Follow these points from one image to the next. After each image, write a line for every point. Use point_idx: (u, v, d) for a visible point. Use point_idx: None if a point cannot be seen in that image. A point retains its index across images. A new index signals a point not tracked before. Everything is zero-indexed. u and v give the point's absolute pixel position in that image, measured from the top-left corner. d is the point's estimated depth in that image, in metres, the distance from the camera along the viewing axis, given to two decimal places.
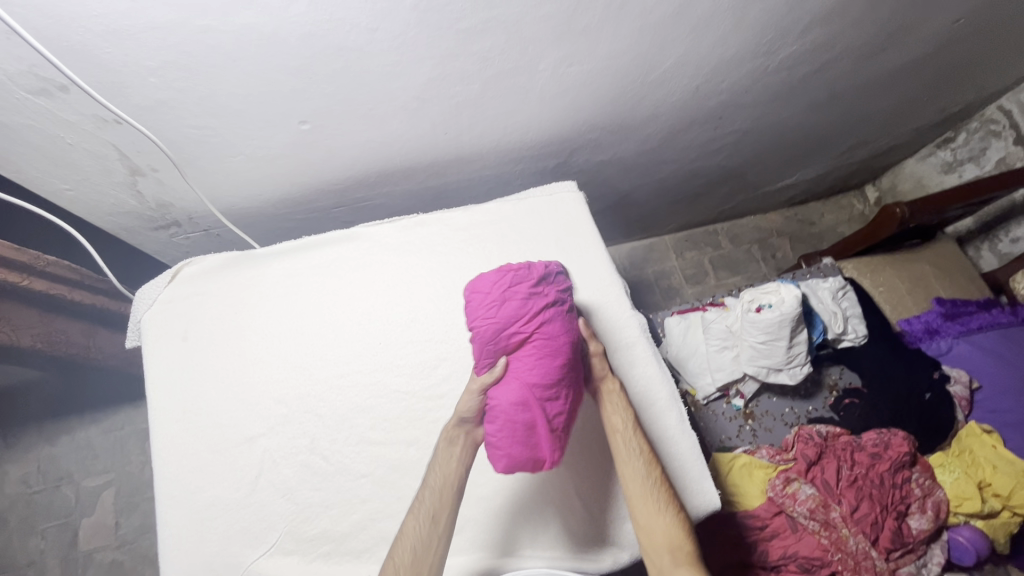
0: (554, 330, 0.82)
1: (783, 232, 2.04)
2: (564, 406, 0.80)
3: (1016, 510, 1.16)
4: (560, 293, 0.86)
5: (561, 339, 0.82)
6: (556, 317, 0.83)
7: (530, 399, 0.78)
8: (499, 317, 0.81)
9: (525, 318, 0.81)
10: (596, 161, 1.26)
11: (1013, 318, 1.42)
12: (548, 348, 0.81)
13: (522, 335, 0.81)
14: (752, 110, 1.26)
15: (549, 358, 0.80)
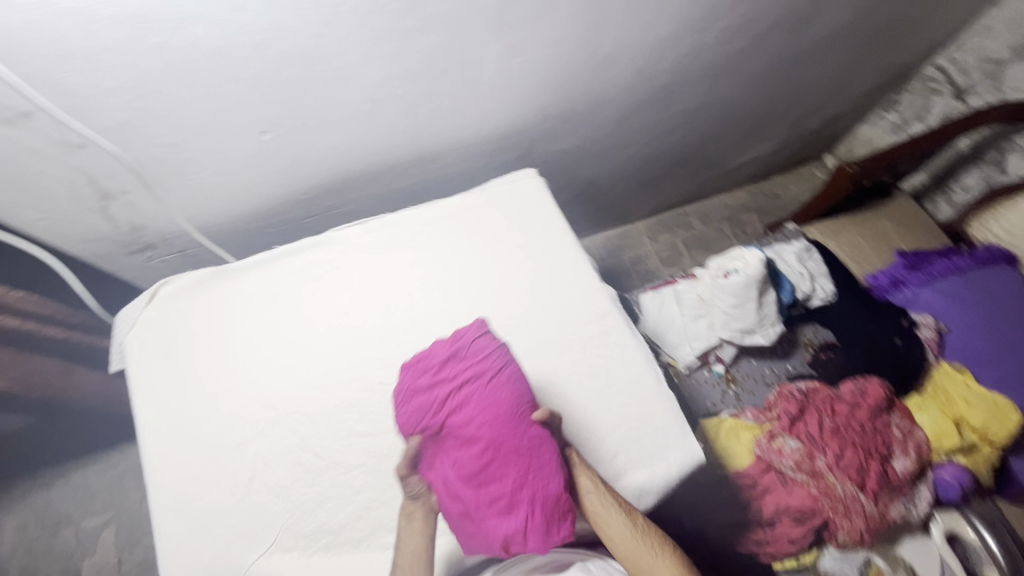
0: (463, 410, 0.85)
1: (751, 208, 2.10)
2: (503, 488, 0.81)
3: (992, 443, 1.22)
4: (463, 368, 0.89)
5: (475, 415, 0.84)
6: (466, 392, 0.86)
7: (461, 491, 0.81)
8: (414, 415, 0.87)
9: (438, 409, 0.86)
10: (558, 150, 1.31)
11: (972, 261, 1.47)
12: (464, 432, 0.84)
13: (438, 427, 0.85)
14: (697, 88, 1.32)
15: (465, 442, 0.83)
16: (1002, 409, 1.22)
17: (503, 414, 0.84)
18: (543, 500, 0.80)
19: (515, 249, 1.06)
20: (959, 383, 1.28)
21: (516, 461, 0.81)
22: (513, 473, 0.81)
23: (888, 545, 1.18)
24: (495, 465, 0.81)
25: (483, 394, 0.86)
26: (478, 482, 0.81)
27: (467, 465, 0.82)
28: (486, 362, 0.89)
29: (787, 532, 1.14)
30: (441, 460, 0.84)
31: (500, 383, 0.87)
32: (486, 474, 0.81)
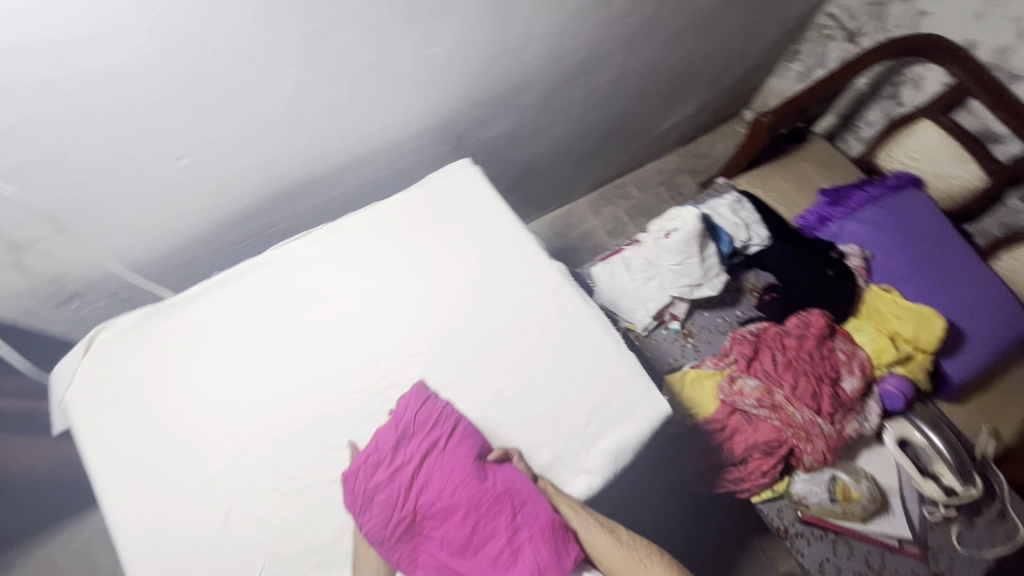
0: (432, 487, 0.86)
1: (684, 170, 2.18)
2: (500, 541, 0.83)
3: (924, 351, 1.32)
4: (418, 445, 0.88)
5: (446, 486, 0.86)
6: (428, 467, 0.87)
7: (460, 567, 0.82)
8: (379, 514, 0.83)
9: (406, 495, 0.86)
10: (489, 138, 1.33)
11: (885, 188, 1.58)
12: (441, 507, 0.85)
13: (413, 513, 0.85)
14: (614, 59, 1.36)
15: (445, 518, 0.85)
16: (925, 318, 1.33)
17: (471, 477, 0.86)
18: (541, 537, 0.83)
19: (460, 238, 1.07)
20: (887, 302, 1.39)
21: (501, 512, 0.84)
22: (502, 522, 0.84)
23: (848, 459, 1.29)
24: (483, 523, 0.84)
25: (444, 463, 0.87)
26: (475, 546, 0.83)
27: (456, 537, 0.84)
28: (435, 430, 0.89)
29: (758, 466, 1.22)
30: (429, 542, 0.85)
31: (457, 446, 0.88)
32: (478, 537, 0.84)
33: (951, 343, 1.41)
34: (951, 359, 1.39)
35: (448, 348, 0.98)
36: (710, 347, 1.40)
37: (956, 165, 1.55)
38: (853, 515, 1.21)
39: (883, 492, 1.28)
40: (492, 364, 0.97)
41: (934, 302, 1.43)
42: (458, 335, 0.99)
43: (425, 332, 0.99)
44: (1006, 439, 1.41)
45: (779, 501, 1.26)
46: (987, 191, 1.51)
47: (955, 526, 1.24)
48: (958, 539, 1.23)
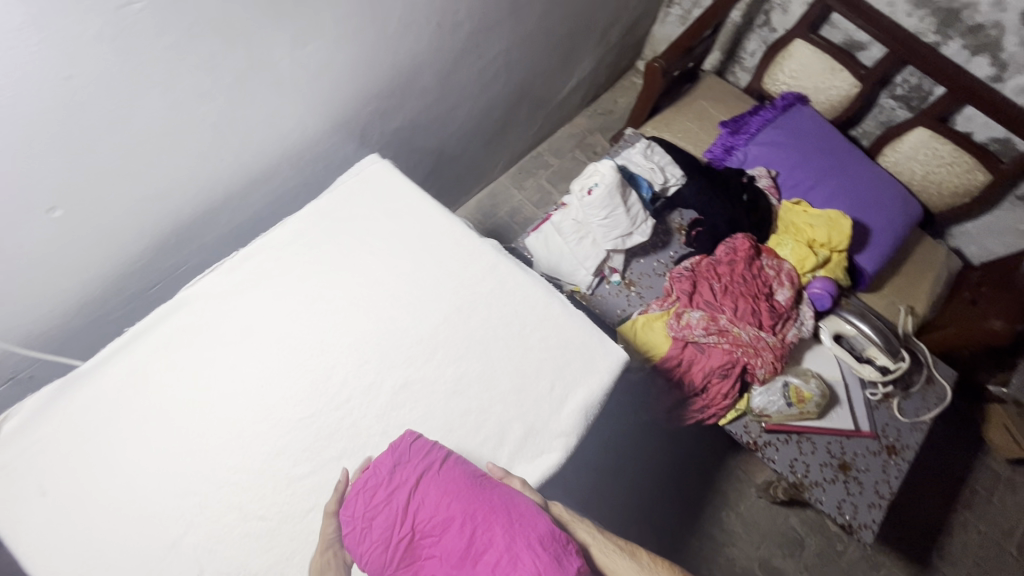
0: (428, 504, 0.79)
1: (594, 129, 2.22)
2: (497, 549, 0.74)
3: (836, 251, 1.44)
4: (414, 469, 0.81)
5: (442, 507, 0.78)
6: (423, 488, 0.80)
7: None
8: (378, 539, 0.77)
9: (402, 518, 0.78)
10: (394, 129, 1.29)
11: (775, 110, 1.69)
12: (438, 528, 0.77)
13: (409, 534, 0.78)
14: (503, 29, 1.35)
15: (442, 535, 0.76)
16: (832, 221, 1.44)
17: (468, 489, 0.79)
18: (540, 549, 0.73)
19: (384, 235, 1.04)
20: (796, 213, 1.49)
21: (498, 527, 0.75)
22: (498, 530, 0.75)
23: (795, 364, 1.37)
24: (480, 533, 0.75)
25: (441, 481, 0.80)
26: (471, 561, 0.74)
27: (453, 556, 0.74)
28: (433, 453, 0.84)
29: (719, 390, 1.29)
30: (426, 568, 0.76)
31: (453, 466, 0.82)
32: (475, 548, 0.74)
33: (860, 238, 1.52)
34: (863, 254, 1.51)
35: (397, 347, 0.95)
36: (651, 290, 1.44)
37: (832, 77, 1.67)
38: (808, 413, 1.30)
39: (829, 386, 1.37)
40: (447, 353, 0.96)
41: (838, 205, 1.55)
42: (405, 332, 0.96)
43: (371, 338, 0.95)
44: (920, 314, 1.56)
45: (744, 418, 1.33)
46: (862, 95, 1.65)
47: (894, 399, 1.38)
48: (898, 410, 1.38)
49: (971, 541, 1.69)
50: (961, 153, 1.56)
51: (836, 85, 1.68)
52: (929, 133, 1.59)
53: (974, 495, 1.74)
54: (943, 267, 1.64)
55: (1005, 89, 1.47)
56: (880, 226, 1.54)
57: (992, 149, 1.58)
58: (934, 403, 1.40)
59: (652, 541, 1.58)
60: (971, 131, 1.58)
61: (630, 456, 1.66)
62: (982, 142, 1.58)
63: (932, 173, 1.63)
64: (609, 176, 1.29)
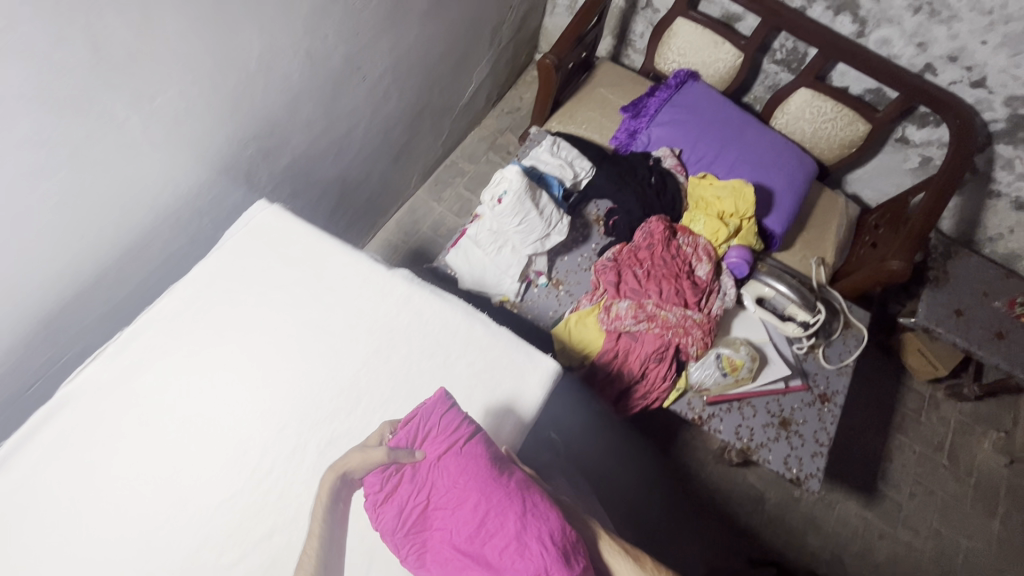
0: (446, 476, 0.79)
1: (503, 129, 2.20)
2: (506, 531, 0.74)
3: (744, 219, 1.48)
4: (438, 441, 0.81)
5: (458, 484, 0.78)
6: (443, 462, 0.79)
7: (464, 553, 0.75)
8: (393, 505, 0.79)
9: (419, 488, 0.80)
10: (285, 167, 1.21)
11: (670, 89, 1.73)
12: (452, 501, 0.78)
13: (424, 502, 0.79)
14: (384, 47, 1.29)
15: (456, 509, 0.77)
16: (737, 191, 1.48)
17: (486, 473, 0.78)
18: (549, 544, 0.74)
19: (285, 285, 0.98)
20: (703, 188, 1.53)
21: (512, 513, 0.76)
22: (510, 518, 0.75)
23: (725, 334, 1.41)
24: (491, 516, 0.75)
25: (462, 458, 0.80)
26: (480, 539, 0.75)
27: (463, 532, 0.76)
28: (459, 428, 0.83)
29: (658, 374, 1.31)
30: (436, 536, 0.77)
31: (475, 445, 0.81)
32: (486, 528, 0.75)
33: (765, 202, 1.59)
34: (770, 217, 1.58)
35: (315, 401, 0.90)
36: (579, 286, 1.45)
37: (716, 50, 1.72)
38: (743, 379, 1.34)
39: (757, 349, 1.41)
40: (372, 399, 0.91)
41: (740, 174, 1.61)
42: (323, 385, 0.91)
43: (287, 396, 0.90)
44: (830, 263, 1.65)
45: (686, 396, 1.36)
46: (746, 64, 1.71)
47: (819, 348, 1.46)
48: (825, 359, 1.46)
49: (907, 461, 1.82)
50: (841, 108, 1.65)
51: (721, 57, 1.73)
52: (811, 92, 1.67)
53: (905, 418, 1.88)
54: (843, 216, 1.74)
55: (868, 43, 1.57)
56: (783, 187, 1.61)
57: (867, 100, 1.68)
58: (854, 345, 1.49)
59: (622, 524, 1.61)
60: (847, 85, 1.68)
61: (590, 447, 1.68)
62: (858, 94, 1.68)
63: (820, 129, 1.71)
64: (516, 178, 1.25)
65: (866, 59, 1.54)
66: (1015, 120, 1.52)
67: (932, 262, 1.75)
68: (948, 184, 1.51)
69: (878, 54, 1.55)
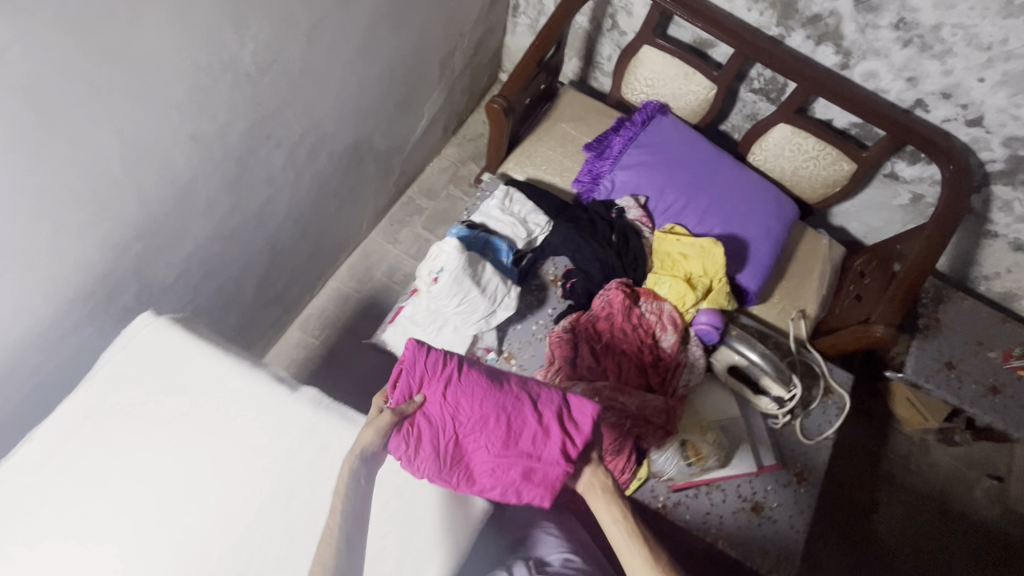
0: (462, 408, 0.92)
1: (465, 158, 2.04)
2: (531, 424, 0.93)
3: (713, 282, 1.35)
4: (437, 381, 0.92)
5: (475, 409, 0.92)
6: (452, 398, 0.92)
7: (504, 459, 0.92)
8: (427, 452, 0.90)
9: (441, 427, 0.91)
10: (187, 255, 1.07)
11: (636, 126, 1.57)
12: (477, 425, 0.92)
13: (453, 437, 0.92)
14: (302, 107, 1.14)
15: (483, 429, 0.92)
16: (706, 252, 1.36)
17: (491, 389, 0.94)
18: (563, 416, 0.94)
19: (165, 419, 0.84)
20: (670, 243, 1.39)
21: (528, 410, 0.94)
22: (526, 412, 0.93)
23: (691, 413, 1.28)
24: (513, 420, 0.93)
25: (466, 388, 0.93)
26: (512, 441, 0.93)
27: (497, 443, 0.92)
28: (447, 367, 0.93)
29: (615, 467, 1.19)
30: (474, 460, 0.93)
31: (469, 373, 0.94)
32: (511, 432, 0.92)
33: (738, 256, 1.45)
34: (744, 273, 1.44)
35: (200, 562, 0.78)
36: (532, 359, 1.31)
37: (687, 82, 1.56)
38: (710, 467, 1.22)
39: (725, 426, 1.28)
40: (265, 560, 0.79)
41: (711, 225, 1.47)
42: (212, 541, 0.79)
43: (168, 562, 0.77)
44: (811, 317, 1.51)
45: (648, 483, 1.24)
46: (719, 97, 1.55)
47: (796, 421, 1.33)
48: (803, 432, 1.34)
49: (895, 514, 1.72)
50: (823, 146, 1.50)
51: (690, 89, 1.57)
52: (790, 128, 1.52)
53: (893, 467, 1.77)
54: (827, 261, 1.60)
55: (854, 76, 1.40)
56: (759, 235, 1.47)
57: (853, 135, 1.52)
58: (835, 414, 1.37)
59: None
60: (830, 118, 1.52)
61: None
62: (843, 128, 1.52)
63: (801, 168, 1.57)
64: (455, 250, 1.14)
65: (850, 95, 1.38)
66: (1016, 161, 1.37)
67: (923, 307, 1.61)
68: (940, 235, 1.37)
69: (864, 88, 1.39)
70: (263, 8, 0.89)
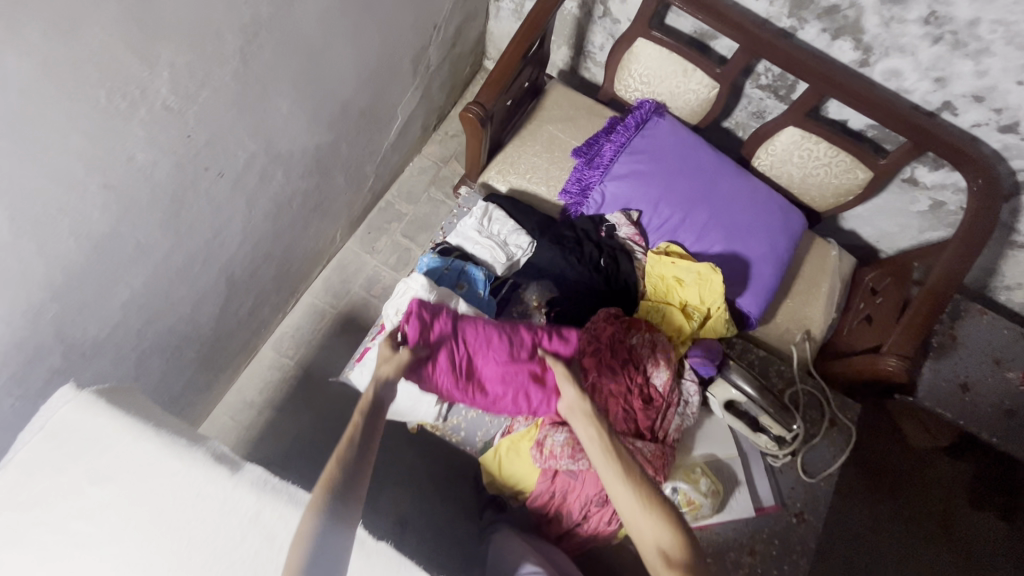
0: (469, 332, 1.11)
1: (448, 157, 1.89)
2: (528, 339, 1.14)
3: (708, 311, 1.25)
4: (445, 312, 1.11)
5: (480, 329, 1.11)
6: (459, 324, 1.11)
7: (513, 367, 1.11)
8: (446, 366, 1.08)
9: (455, 346, 1.09)
10: (123, 304, 0.97)
11: (628, 130, 1.42)
12: (484, 341, 1.11)
13: (466, 353, 1.10)
14: (245, 131, 1.00)
15: (490, 344, 1.11)
16: (702, 279, 1.23)
17: (490, 320, 1.15)
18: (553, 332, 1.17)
19: (86, 515, 0.75)
20: (664, 267, 1.27)
21: (524, 329, 1.15)
22: (524, 331, 1.14)
23: (683, 456, 1.21)
24: (514, 336, 1.13)
25: (470, 319, 1.13)
26: (516, 352, 1.12)
27: (503, 353, 1.11)
28: (449, 307, 1.13)
29: (601, 520, 1.11)
30: (485, 371, 1.11)
31: (470, 311, 1.15)
32: (514, 346, 1.12)
33: (740, 277, 1.33)
34: (745, 296, 1.33)
35: None
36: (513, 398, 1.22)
37: (685, 79, 1.40)
38: (704, 516, 1.15)
39: (719, 467, 1.21)
40: None
41: (710, 243, 1.35)
42: None
43: None
44: (817, 337, 1.39)
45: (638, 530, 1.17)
46: (722, 96, 1.39)
47: (798, 458, 1.25)
48: (804, 471, 1.26)
49: (898, 532, 1.65)
50: (837, 152, 1.35)
51: (689, 88, 1.41)
52: (800, 132, 1.37)
53: (897, 483, 1.70)
54: (837, 276, 1.46)
55: (873, 74, 1.25)
56: (764, 252, 1.35)
57: (870, 137, 1.37)
58: (840, 446, 1.29)
59: None
60: (845, 120, 1.37)
61: None
62: (859, 130, 1.37)
63: (810, 175, 1.43)
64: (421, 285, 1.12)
65: (869, 97, 1.22)
66: None
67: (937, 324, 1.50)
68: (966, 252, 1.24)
69: (885, 89, 1.23)
70: (175, 29, 0.76)
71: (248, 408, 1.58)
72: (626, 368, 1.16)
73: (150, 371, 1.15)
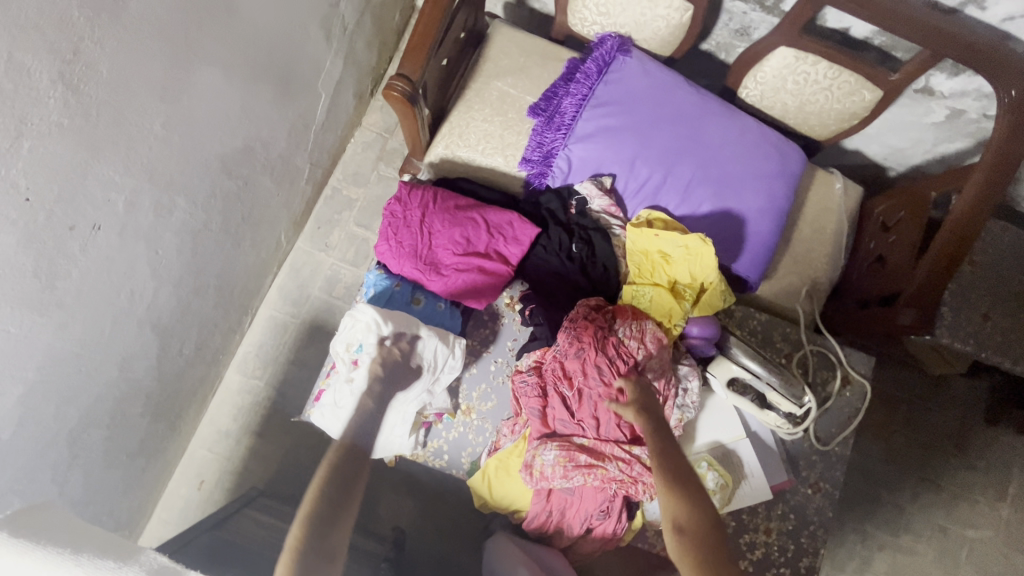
0: (433, 224, 1.11)
1: (393, 127, 1.66)
2: (484, 238, 1.12)
3: (697, 287, 1.12)
4: (416, 202, 1.11)
5: (442, 223, 1.11)
6: (427, 216, 1.11)
7: (465, 263, 1.11)
8: (407, 251, 1.10)
9: (417, 235, 1.10)
10: (21, 397, 0.83)
11: (589, 77, 1.20)
12: (443, 234, 1.11)
13: (427, 244, 1.10)
14: (110, 167, 0.81)
15: (447, 239, 1.11)
16: (690, 252, 1.10)
17: (453, 212, 1.12)
18: (511, 230, 1.14)
19: None
20: (647, 244, 1.13)
21: (484, 227, 1.12)
22: (482, 229, 1.12)
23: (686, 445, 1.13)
24: (472, 235, 1.12)
25: (436, 211, 1.11)
26: (469, 250, 1.11)
27: (455, 250, 1.11)
28: (425, 194, 1.12)
29: (605, 531, 1.03)
30: (439, 262, 1.11)
31: (442, 201, 1.13)
32: (470, 243, 1.12)
33: (734, 238, 1.17)
34: (740, 259, 1.17)
35: None
36: (496, 411, 1.13)
37: (650, 4, 1.15)
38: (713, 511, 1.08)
39: (727, 454, 1.12)
40: None
41: (699, 203, 1.18)
42: None
43: None
44: (824, 287, 1.27)
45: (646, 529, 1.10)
46: (698, 19, 1.15)
47: (810, 428, 1.16)
48: (816, 438, 1.18)
49: (916, 460, 1.59)
50: (838, 72, 1.13)
51: (657, 12, 1.17)
52: (793, 53, 1.14)
53: (912, 411, 1.62)
54: (845, 211, 1.29)
55: None
56: (758, 204, 1.17)
57: (877, 47, 1.14)
58: (853, 407, 1.20)
59: None
60: (846, 28, 1.13)
61: None
62: (863, 39, 1.14)
63: (808, 102, 1.22)
64: (370, 317, 1.01)
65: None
66: None
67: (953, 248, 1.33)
68: (994, 176, 1.05)
69: None
70: None
71: (224, 438, 1.48)
72: (618, 354, 1.03)
73: (92, 444, 1.03)
